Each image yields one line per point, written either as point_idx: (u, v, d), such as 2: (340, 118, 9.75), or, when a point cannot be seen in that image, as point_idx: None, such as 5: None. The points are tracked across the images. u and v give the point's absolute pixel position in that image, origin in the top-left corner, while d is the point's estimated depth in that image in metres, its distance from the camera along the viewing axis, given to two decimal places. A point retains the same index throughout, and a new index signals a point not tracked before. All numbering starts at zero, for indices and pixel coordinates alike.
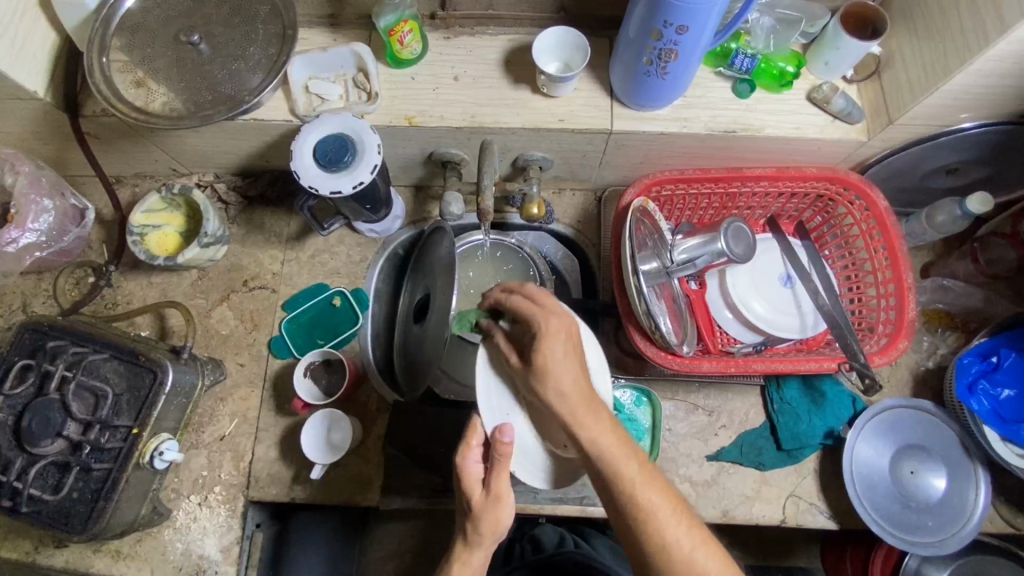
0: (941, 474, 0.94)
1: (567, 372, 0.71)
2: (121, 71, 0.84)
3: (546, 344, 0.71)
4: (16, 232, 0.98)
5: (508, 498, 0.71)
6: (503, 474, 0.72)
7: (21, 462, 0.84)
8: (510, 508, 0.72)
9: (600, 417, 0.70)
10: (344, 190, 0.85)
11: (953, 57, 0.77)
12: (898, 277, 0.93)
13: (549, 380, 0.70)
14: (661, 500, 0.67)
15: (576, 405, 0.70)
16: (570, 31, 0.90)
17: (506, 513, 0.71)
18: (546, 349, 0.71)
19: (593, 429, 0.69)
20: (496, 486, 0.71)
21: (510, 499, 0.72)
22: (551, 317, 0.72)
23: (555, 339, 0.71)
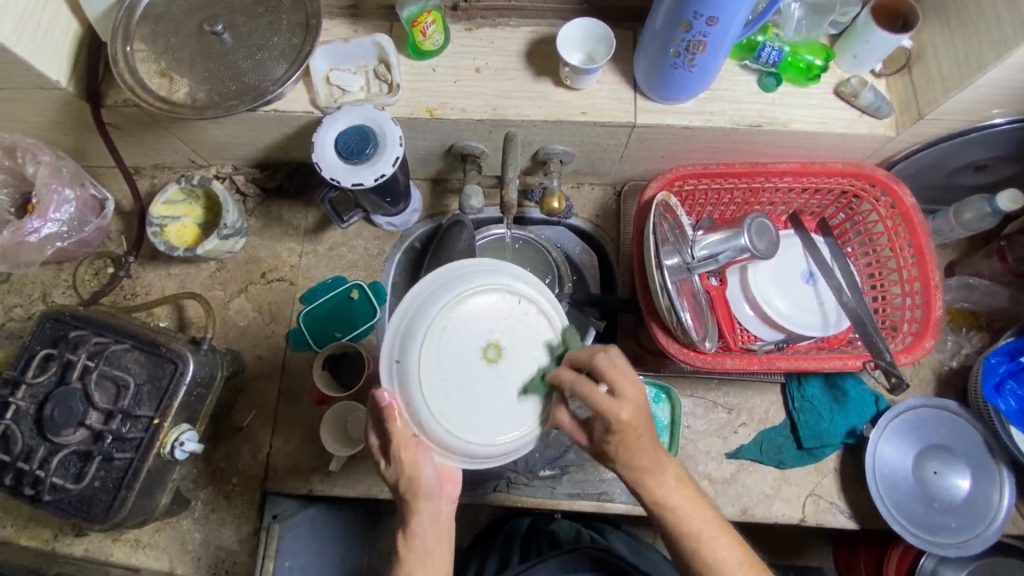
0: (964, 474, 0.93)
1: (639, 458, 0.70)
2: (145, 61, 0.83)
3: (621, 438, 0.68)
4: (38, 222, 0.97)
5: (411, 457, 0.69)
6: (404, 436, 0.69)
7: (43, 452, 0.85)
8: (417, 462, 0.69)
9: (668, 481, 0.72)
10: (366, 182, 0.85)
11: (989, 51, 0.75)
12: (925, 275, 0.92)
13: (628, 462, 0.70)
14: (702, 523, 0.71)
15: (646, 476, 0.71)
16: (595, 21, 0.89)
17: (417, 469, 0.69)
18: (617, 441, 0.68)
19: (663, 490, 0.71)
20: (398, 451, 0.69)
21: (416, 455, 0.69)
22: (620, 410, 0.66)
23: (631, 434, 0.68)
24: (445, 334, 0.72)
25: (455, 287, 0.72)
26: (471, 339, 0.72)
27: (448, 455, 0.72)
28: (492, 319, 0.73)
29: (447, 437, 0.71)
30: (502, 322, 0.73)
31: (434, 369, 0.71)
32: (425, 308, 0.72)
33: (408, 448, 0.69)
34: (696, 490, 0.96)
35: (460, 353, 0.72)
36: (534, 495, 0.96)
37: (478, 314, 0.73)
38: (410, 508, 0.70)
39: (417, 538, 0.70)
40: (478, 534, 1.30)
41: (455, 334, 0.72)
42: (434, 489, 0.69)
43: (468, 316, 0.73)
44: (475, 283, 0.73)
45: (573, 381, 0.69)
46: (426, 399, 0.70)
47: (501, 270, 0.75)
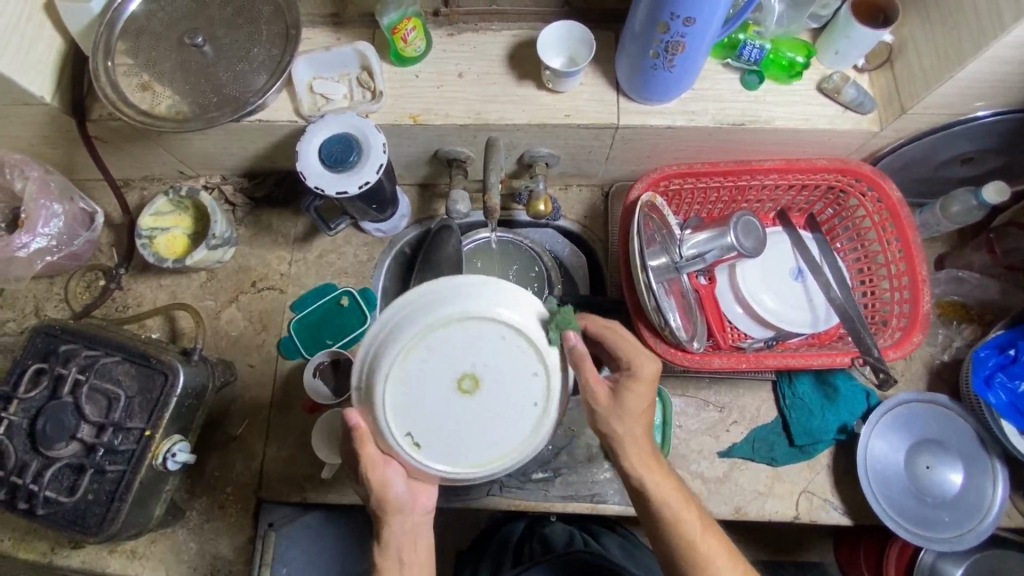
0: (957, 468, 0.92)
1: (641, 415, 0.73)
2: (126, 74, 0.83)
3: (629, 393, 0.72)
4: (26, 237, 0.98)
5: (380, 477, 0.70)
6: (374, 458, 0.70)
7: (36, 465, 0.85)
8: (385, 481, 0.71)
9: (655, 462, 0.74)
10: (350, 190, 0.85)
11: (968, 44, 0.75)
12: (913, 270, 0.92)
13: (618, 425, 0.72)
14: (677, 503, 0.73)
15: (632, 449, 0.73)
16: (575, 23, 0.89)
17: (385, 486, 0.71)
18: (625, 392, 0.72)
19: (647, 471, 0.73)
20: (366, 470, 0.70)
21: (385, 472, 0.70)
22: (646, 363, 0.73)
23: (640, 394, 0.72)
24: (424, 354, 0.64)
25: (451, 310, 0.63)
26: (449, 366, 0.65)
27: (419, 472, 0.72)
28: (476, 353, 0.64)
29: (412, 456, 0.67)
30: (474, 352, 0.64)
31: (407, 390, 0.65)
32: (401, 323, 0.64)
33: (373, 466, 0.70)
34: (688, 489, 0.96)
35: (428, 378, 0.65)
36: (527, 498, 0.96)
37: (463, 342, 0.64)
38: (385, 521, 0.73)
39: (390, 545, 0.74)
40: (477, 538, 1.30)
41: (439, 355, 0.64)
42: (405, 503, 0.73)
43: (450, 342, 0.64)
44: (469, 309, 0.63)
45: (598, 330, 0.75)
46: (394, 412, 0.65)
47: (494, 292, 0.65)
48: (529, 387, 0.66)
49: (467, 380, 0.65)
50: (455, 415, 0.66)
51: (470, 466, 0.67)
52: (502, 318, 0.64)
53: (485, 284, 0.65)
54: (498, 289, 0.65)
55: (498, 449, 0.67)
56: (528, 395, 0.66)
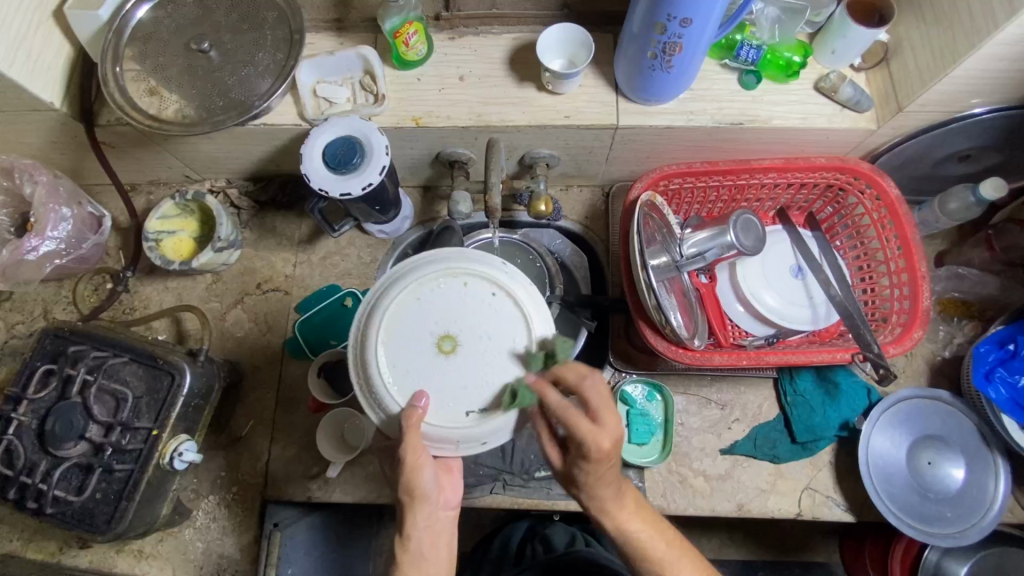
0: (959, 464, 0.92)
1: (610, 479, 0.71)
2: (134, 80, 0.84)
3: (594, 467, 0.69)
4: (36, 240, 0.99)
5: (416, 460, 0.69)
6: (417, 445, 0.68)
7: (45, 465, 0.87)
8: (419, 466, 0.69)
9: (627, 504, 0.74)
10: (353, 191, 0.87)
11: (962, 42, 0.76)
12: (912, 266, 0.92)
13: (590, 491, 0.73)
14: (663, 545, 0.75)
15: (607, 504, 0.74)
16: (573, 25, 0.90)
17: (417, 472, 0.69)
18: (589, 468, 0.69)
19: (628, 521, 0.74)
20: (404, 455, 0.68)
21: (420, 456, 0.69)
22: (601, 441, 0.66)
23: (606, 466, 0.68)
24: (401, 332, 0.72)
25: (400, 286, 0.73)
26: (424, 333, 0.72)
27: (448, 445, 0.72)
28: (441, 306, 0.72)
29: (446, 431, 0.70)
30: (433, 318, 0.72)
31: (405, 371, 0.71)
32: (373, 314, 0.73)
33: (415, 450, 0.68)
34: (692, 487, 0.96)
35: (419, 367, 0.71)
36: (531, 496, 0.97)
37: (423, 305, 0.72)
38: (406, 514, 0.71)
39: (411, 540, 0.71)
40: (481, 539, 1.30)
41: (406, 340, 0.72)
42: (430, 492, 0.71)
43: (415, 310, 0.72)
44: (414, 276, 0.73)
45: (558, 404, 0.68)
46: (403, 399, 0.71)
47: (435, 254, 0.75)
48: (497, 312, 0.72)
49: (446, 339, 0.71)
50: (463, 372, 0.71)
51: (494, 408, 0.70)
52: (449, 268, 0.74)
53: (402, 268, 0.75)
54: (432, 256, 0.75)
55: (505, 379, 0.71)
56: (501, 318, 0.72)
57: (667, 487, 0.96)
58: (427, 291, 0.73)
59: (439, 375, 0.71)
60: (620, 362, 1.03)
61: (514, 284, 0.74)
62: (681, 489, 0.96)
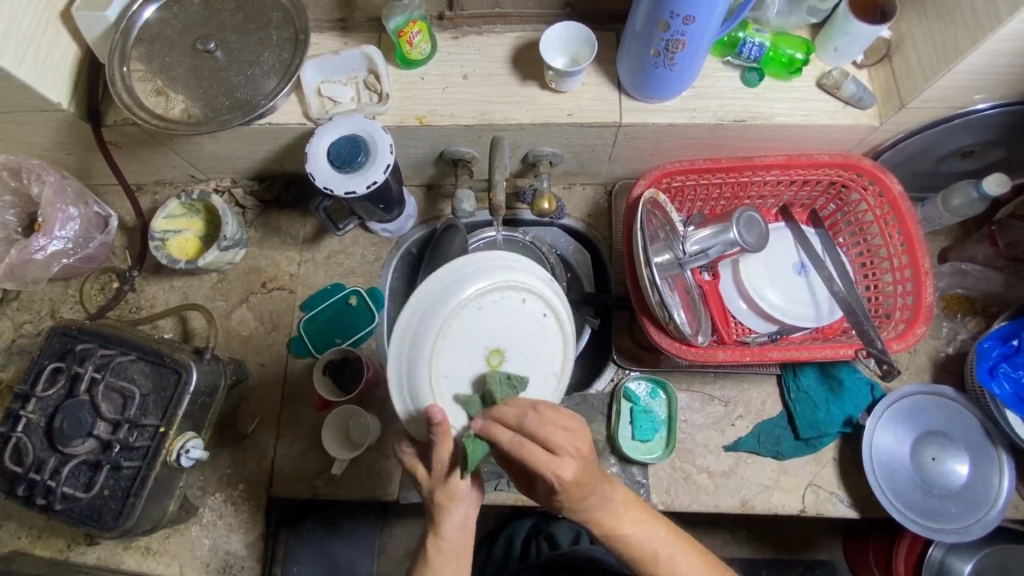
0: (963, 459, 0.92)
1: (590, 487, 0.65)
2: (141, 80, 0.83)
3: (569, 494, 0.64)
4: (44, 240, 1.00)
5: (453, 469, 0.67)
6: (449, 455, 0.66)
7: (54, 462, 0.88)
8: (458, 475, 0.67)
9: (618, 508, 0.70)
10: (358, 190, 0.88)
11: (965, 37, 0.76)
12: (915, 262, 0.92)
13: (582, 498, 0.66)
14: (661, 535, 0.72)
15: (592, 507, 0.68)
16: (577, 23, 0.90)
17: (456, 478, 0.68)
18: (568, 497, 0.64)
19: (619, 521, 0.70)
20: (442, 465, 0.66)
21: (454, 466, 0.67)
22: (566, 471, 0.61)
23: (581, 490, 0.64)
24: (456, 337, 0.70)
25: (463, 289, 0.70)
26: (475, 343, 0.71)
27: None
28: (498, 318, 0.72)
29: None
30: (486, 328, 0.71)
31: (447, 378, 0.70)
32: (432, 314, 0.70)
33: (453, 460, 0.66)
34: (695, 483, 0.97)
35: (463, 374, 0.71)
36: (535, 493, 0.97)
37: (484, 314, 0.71)
38: (438, 514, 0.69)
39: (447, 541, 0.70)
40: (486, 536, 1.31)
41: (456, 345, 0.70)
42: (466, 494, 0.70)
43: (473, 318, 0.71)
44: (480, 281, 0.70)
45: (513, 444, 0.61)
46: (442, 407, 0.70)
47: (503, 262, 0.72)
48: (542, 332, 0.74)
49: (496, 354, 0.71)
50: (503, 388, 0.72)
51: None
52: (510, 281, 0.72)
53: (462, 266, 0.71)
54: (492, 259, 0.72)
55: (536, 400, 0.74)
56: (546, 341, 0.74)
57: (671, 484, 0.97)
58: (486, 300, 0.71)
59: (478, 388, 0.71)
60: (624, 359, 1.03)
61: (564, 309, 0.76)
62: (685, 485, 0.97)
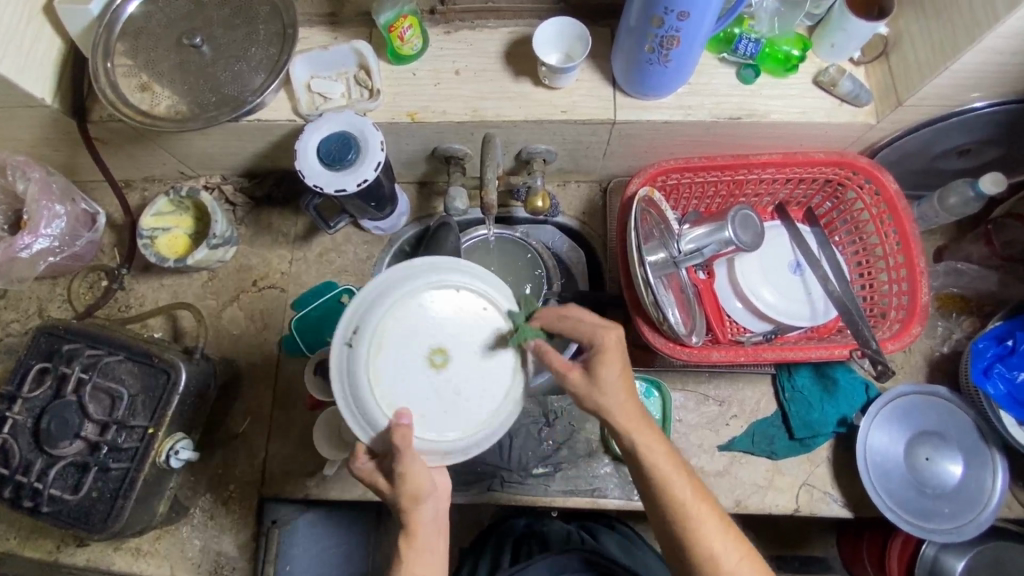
0: (956, 459, 0.92)
1: (624, 387, 0.70)
2: (126, 75, 0.81)
3: (603, 359, 0.69)
4: (29, 238, 0.98)
5: (414, 471, 0.67)
6: (415, 459, 0.67)
7: (40, 464, 0.87)
8: (420, 476, 0.67)
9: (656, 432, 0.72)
10: (348, 188, 0.87)
11: (963, 35, 0.75)
12: (910, 262, 0.91)
13: (607, 401, 0.69)
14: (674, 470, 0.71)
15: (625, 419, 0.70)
16: (573, 23, 0.88)
17: (419, 481, 0.67)
18: (598, 365, 0.69)
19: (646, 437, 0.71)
20: (402, 470, 0.66)
21: (419, 468, 0.67)
22: (604, 334, 0.70)
23: (613, 356, 0.69)
24: (392, 350, 0.70)
25: (393, 295, 0.70)
26: (418, 343, 0.71)
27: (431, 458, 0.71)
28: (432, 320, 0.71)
29: (428, 445, 0.69)
30: (430, 328, 0.71)
31: (397, 387, 0.70)
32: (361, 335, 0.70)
33: (414, 461, 0.67)
34: None
35: (407, 377, 0.70)
36: (527, 493, 0.97)
37: (416, 317, 0.71)
38: (407, 513, 0.69)
39: (420, 539, 0.69)
40: (480, 534, 1.30)
41: (395, 349, 0.70)
42: (428, 492, 0.68)
43: (402, 328, 0.70)
44: (411, 287, 0.71)
45: (555, 319, 0.72)
46: (386, 410, 0.69)
47: (448, 264, 0.72)
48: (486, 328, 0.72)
49: (436, 352, 0.70)
50: (444, 389, 0.71)
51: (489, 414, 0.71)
52: (445, 279, 0.71)
53: (409, 269, 0.72)
54: (437, 262, 0.73)
55: (496, 385, 0.71)
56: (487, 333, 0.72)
57: None
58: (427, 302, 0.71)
59: (421, 391, 0.70)
60: None
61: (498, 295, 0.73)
62: None
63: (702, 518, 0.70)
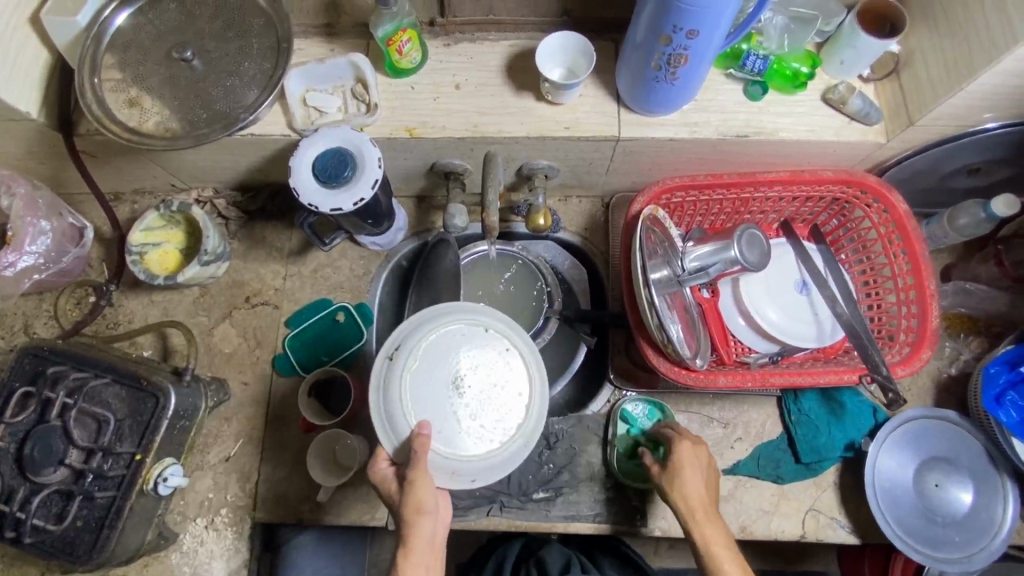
0: (966, 487, 0.90)
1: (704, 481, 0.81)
2: (114, 90, 0.78)
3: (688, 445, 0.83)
4: (13, 256, 0.95)
5: (423, 480, 0.71)
6: (425, 467, 0.71)
7: (24, 492, 0.84)
8: (426, 488, 0.70)
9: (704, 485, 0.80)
10: (344, 207, 0.84)
11: (979, 55, 0.73)
12: (920, 284, 0.89)
13: (684, 480, 0.80)
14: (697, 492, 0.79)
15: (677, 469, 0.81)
16: (583, 43, 0.86)
17: (423, 493, 0.70)
18: (681, 448, 0.82)
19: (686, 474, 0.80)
20: (413, 479, 0.70)
21: (427, 480, 0.71)
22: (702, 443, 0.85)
23: (700, 453, 0.83)
24: (422, 371, 0.77)
25: (429, 327, 0.78)
26: (447, 371, 0.77)
27: (445, 475, 0.75)
28: (464, 350, 0.78)
29: (446, 461, 0.75)
30: (459, 359, 0.78)
31: (420, 403, 0.76)
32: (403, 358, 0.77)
33: (425, 473, 0.71)
34: None
35: (433, 398, 0.76)
36: (527, 519, 0.94)
37: (448, 349, 0.78)
38: (408, 525, 0.70)
39: (417, 554, 0.69)
40: (477, 553, 1.28)
41: (426, 372, 0.77)
42: (431, 506, 0.71)
43: (435, 351, 0.78)
44: (447, 321, 0.79)
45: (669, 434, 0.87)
46: (411, 423, 0.75)
47: (473, 308, 0.81)
48: (511, 366, 0.79)
49: (463, 380, 0.77)
50: (467, 414, 0.76)
51: (500, 448, 0.76)
52: (476, 320, 0.80)
53: (446, 307, 0.80)
54: (469, 306, 0.81)
55: (509, 419, 0.77)
56: (508, 371, 0.79)
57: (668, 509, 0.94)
58: (460, 337, 0.79)
59: (444, 413, 0.76)
60: (619, 378, 1.01)
61: (521, 338, 0.81)
62: None
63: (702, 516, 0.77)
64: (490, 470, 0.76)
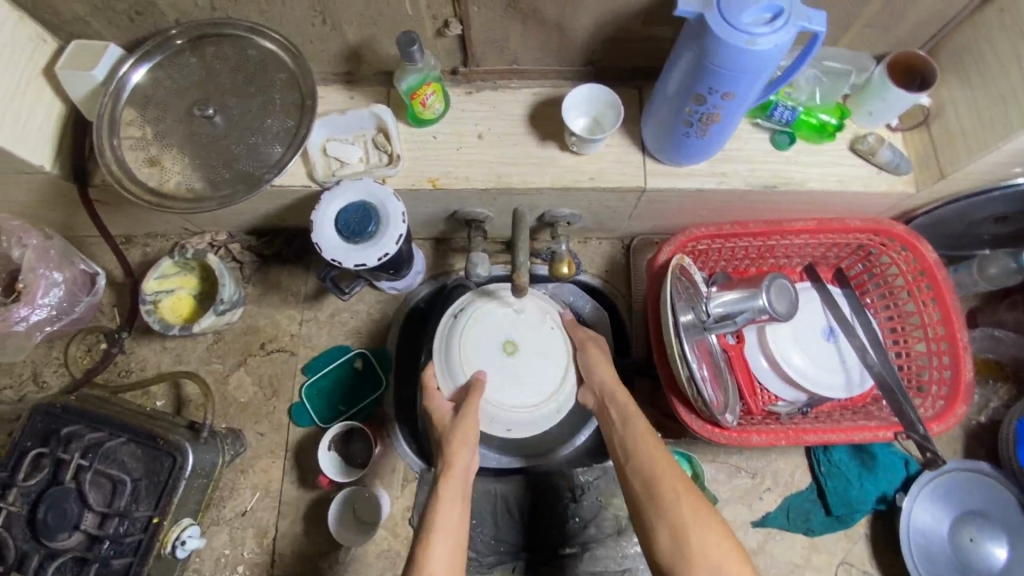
0: (1002, 542, 0.88)
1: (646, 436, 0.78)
2: (133, 149, 0.77)
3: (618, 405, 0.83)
4: (25, 310, 0.93)
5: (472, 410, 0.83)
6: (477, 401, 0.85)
7: (37, 558, 0.81)
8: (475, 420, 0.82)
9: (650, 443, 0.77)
10: (369, 262, 0.82)
11: (1016, 114, 0.72)
12: (951, 334, 0.89)
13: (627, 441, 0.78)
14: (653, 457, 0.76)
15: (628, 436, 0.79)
16: (611, 98, 0.85)
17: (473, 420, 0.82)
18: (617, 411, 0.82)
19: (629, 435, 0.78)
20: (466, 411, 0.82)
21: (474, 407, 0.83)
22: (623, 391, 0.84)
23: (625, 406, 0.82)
24: (479, 334, 0.93)
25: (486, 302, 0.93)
26: (498, 338, 0.93)
27: (492, 421, 0.91)
28: (513, 323, 0.94)
29: (493, 406, 0.90)
30: (510, 329, 0.94)
31: (476, 357, 0.92)
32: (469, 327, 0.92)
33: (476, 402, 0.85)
34: None
35: (486, 357, 0.92)
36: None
37: (501, 321, 0.94)
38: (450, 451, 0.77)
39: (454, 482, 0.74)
40: None
41: (481, 336, 0.93)
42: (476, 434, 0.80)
43: (492, 321, 0.94)
44: (502, 299, 0.94)
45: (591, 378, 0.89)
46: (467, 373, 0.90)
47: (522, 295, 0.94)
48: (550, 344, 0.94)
49: (511, 347, 0.93)
50: (513, 372, 0.92)
51: (535, 409, 0.91)
52: (525, 302, 0.95)
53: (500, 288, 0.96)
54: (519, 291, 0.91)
55: (547, 386, 0.92)
56: (549, 347, 0.93)
57: None
58: (509, 314, 0.94)
59: (494, 370, 0.92)
60: None
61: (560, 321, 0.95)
62: None
63: (658, 473, 0.74)
64: (522, 426, 0.91)
